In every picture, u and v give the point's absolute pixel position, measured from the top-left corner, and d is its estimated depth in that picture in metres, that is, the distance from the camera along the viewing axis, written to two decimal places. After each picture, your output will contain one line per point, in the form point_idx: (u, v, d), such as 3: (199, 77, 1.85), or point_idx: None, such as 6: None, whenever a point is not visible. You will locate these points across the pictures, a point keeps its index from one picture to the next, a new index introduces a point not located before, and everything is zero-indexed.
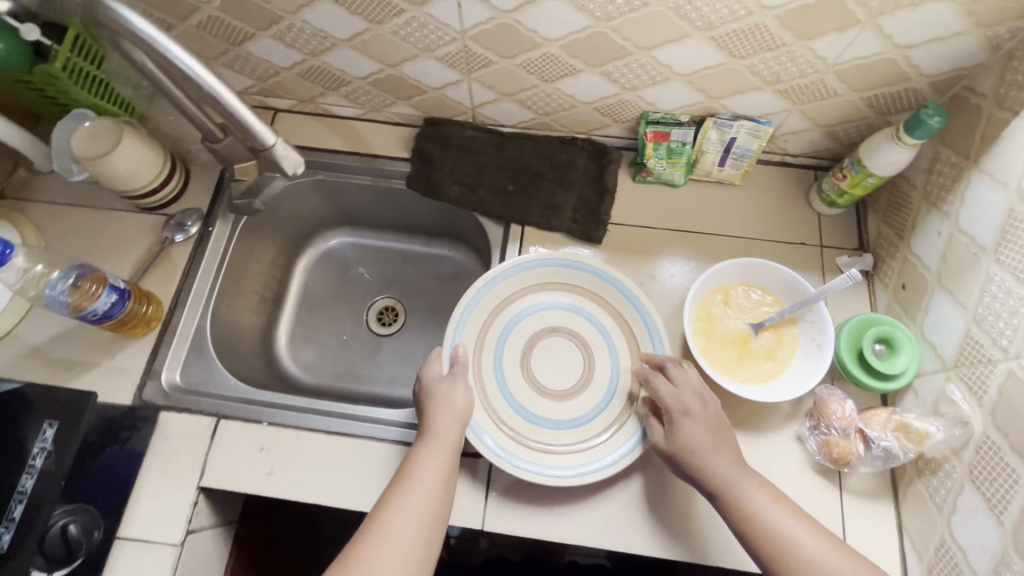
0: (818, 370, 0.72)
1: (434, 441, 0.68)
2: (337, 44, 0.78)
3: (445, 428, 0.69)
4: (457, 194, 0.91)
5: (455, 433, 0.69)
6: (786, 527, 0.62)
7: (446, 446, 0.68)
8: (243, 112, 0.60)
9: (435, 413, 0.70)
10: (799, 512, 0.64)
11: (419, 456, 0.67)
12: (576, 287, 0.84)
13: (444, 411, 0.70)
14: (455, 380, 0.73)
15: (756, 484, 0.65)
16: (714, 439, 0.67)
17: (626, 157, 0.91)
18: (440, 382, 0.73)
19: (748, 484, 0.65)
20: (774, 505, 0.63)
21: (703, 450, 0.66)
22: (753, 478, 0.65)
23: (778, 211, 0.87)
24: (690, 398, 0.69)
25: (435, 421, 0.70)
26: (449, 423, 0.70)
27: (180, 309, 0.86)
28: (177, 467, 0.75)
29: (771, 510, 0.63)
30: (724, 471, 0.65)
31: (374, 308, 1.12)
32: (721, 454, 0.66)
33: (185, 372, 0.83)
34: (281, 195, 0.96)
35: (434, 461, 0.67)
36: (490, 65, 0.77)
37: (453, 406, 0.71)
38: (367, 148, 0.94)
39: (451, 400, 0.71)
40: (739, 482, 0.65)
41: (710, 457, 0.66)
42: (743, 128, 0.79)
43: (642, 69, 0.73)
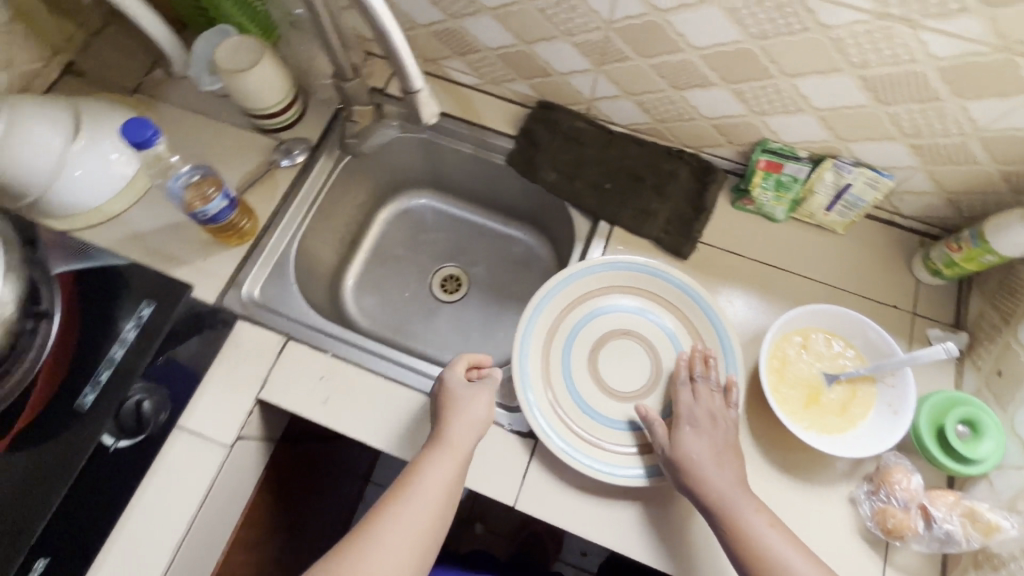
0: (892, 436, 0.70)
1: (446, 451, 0.68)
2: (481, 12, 0.80)
3: (460, 440, 0.69)
4: (554, 181, 0.92)
5: (468, 446, 0.69)
6: (782, 549, 0.61)
7: (457, 458, 0.68)
8: (404, 56, 0.59)
9: (453, 422, 0.70)
10: (795, 539, 0.63)
11: (429, 463, 0.68)
12: (658, 296, 0.84)
13: (462, 421, 0.70)
14: (477, 391, 0.73)
15: (756, 507, 0.64)
16: (714, 454, 0.67)
17: (729, 181, 0.90)
18: (462, 390, 0.73)
19: (747, 505, 0.64)
20: (770, 528, 0.62)
21: (703, 463, 0.66)
22: (753, 501, 0.64)
23: (875, 268, 0.85)
24: (705, 415, 0.70)
25: (451, 430, 0.70)
26: (464, 435, 0.70)
27: (272, 229, 0.89)
28: (241, 375, 0.78)
29: (768, 533, 0.62)
30: (722, 488, 0.64)
31: (439, 273, 1.14)
32: (720, 471, 0.65)
33: (263, 290, 0.86)
34: (384, 145, 0.99)
35: (442, 471, 0.67)
36: (625, 60, 0.77)
37: (472, 418, 0.71)
38: (476, 118, 0.96)
39: (470, 410, 0.72)
40: (735, 500, 0.64)
41: (709, 470, 0.65)
42: (862, 176, 0.77)
43: (778, 95, 0.73)
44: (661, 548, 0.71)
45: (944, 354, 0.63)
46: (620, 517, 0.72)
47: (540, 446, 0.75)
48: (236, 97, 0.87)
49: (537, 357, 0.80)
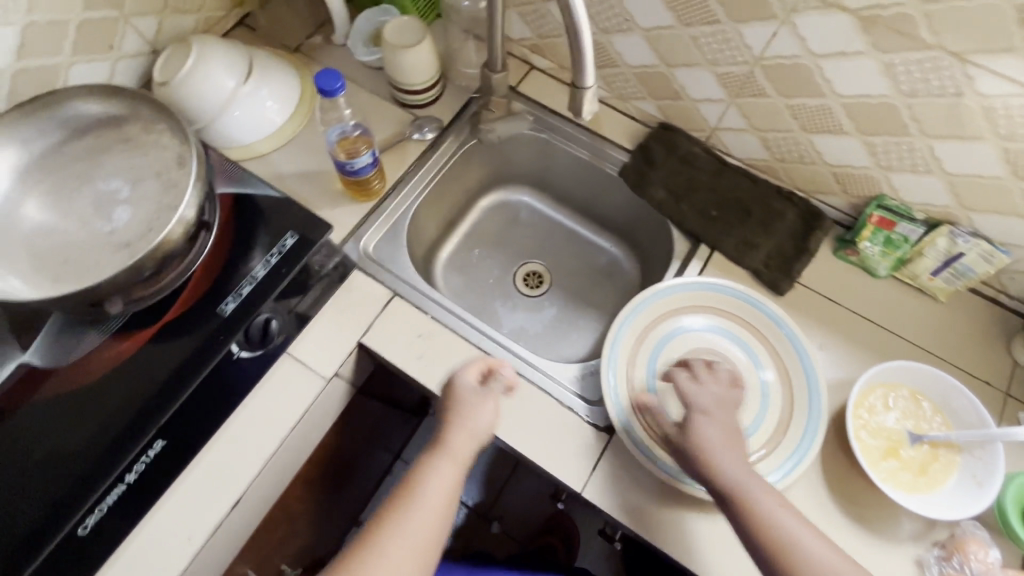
0: (974, 505, 0.69)
1: (445, 458, 0.69)
2: (633, 30, 0.86)
3: (462, 448, 0.70)
4: (661, 199, 0.96)
5: (469, 452, 0.70)
6: (800, 537, 0.61)
7: (457, 464, 0.69)
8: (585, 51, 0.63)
9: (455, 428, 0.71)
10: (813, 532, 0.62)
11: (429, 468, 0.68)
12: (749, 325, 0.86)
13: (463, 429, 0.71)
14: (482, 397, 0.74)
15: (768, 494, 0.64)
16: (721, 439, 0.69)
17: (834, 230, 0.92)
18: (467, 396, 0.74)
19: (758, 493, 0.64)
20: (789, 517, 0.62)
21: (715, 447, 0.68)
22: (766, 489, 0.65)
23: (972, 341, 0.84)
24: (707, 403, 0.72)
25: (450, 437, 0.71)
26: (466, 441, 0.71)
27: (395, 193, 0.96)
28: (347, 319, 0.84)
29: (787, 521, 0.62)
30: (731, 474, 0.65)
31: (524, 268, 1.19)
32: (729, 457, 0.67)
33: (377, 246, 0.93)
34: (505, 138, 1.06)
35: (441, 479, 0.67)
36: (762, 96, 0.81)
37: (476, 426, 0.72)
38: (597, 127, 1.02)
39: (473, 418, 0.72)
40: (747, 484, 0.65)
41: (718, 455, 0.67)
42: (978, 249, 0.78)
43: (910, 153, 0.75)
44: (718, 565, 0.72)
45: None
46: (683, 526, 0.74)
47: (614, 441, 0.78)
48: (391, 70, 0.95)
49: (624, 356, 0.84)
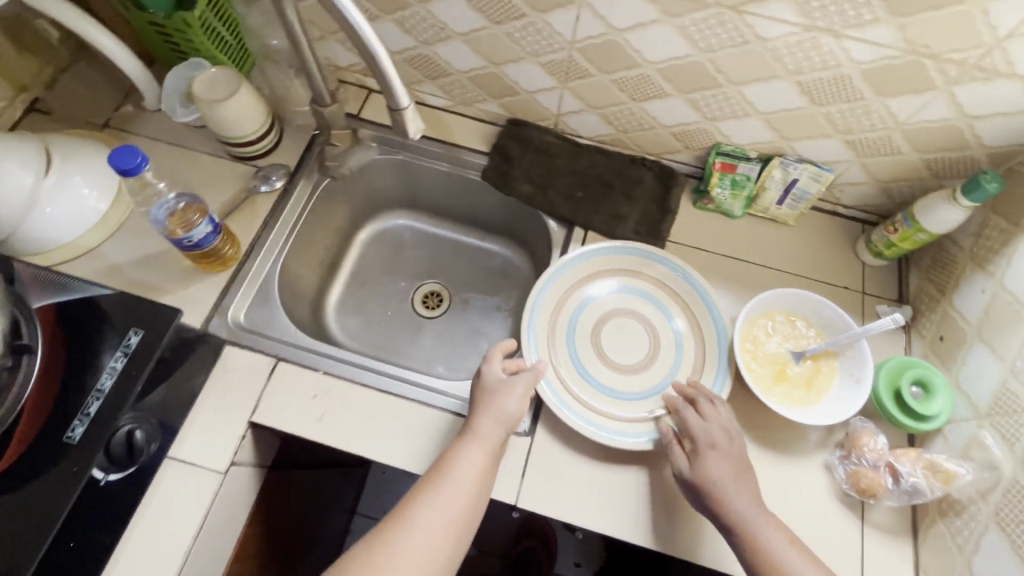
0: (856, 402, 0.76)
1: (474, 441, 0.71)
2: (451, 37, 0.86)
3: (489, 432, 0.72)
4: (528, 192, 0.97)
5: (497, 436, 0.72)
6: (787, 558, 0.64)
7: (486, 447, 0.71)
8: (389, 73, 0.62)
9: (482, 414, 0.73)
10: (801, 548, 0.66)
11: (459, 451, 0.70)
12: (659, 278, 0.90)
13: (490, 413, 0.73)
14: (509, 385, 0.75)
15: (767, 521, 0.67)
16: (731, 477, 0.69)
17: (689, 184, 0.97)
18: (496, 383, 0.75)
19: (754, 520, 0.66)
20: (778, 537, 0.65)
21: (724, 484, 0.68)
22: (764, 514, 0.67)
23: (825, 254, 0.93)
24: (721, 440, 0.71)
25: (478, 421, 0.72)
26: (493, 426, 0.72)
27: (255, 254, 0.90)
28: (232, 400, 0.78)
29: (776, 541, 0.65)
30: (735, 508, 0.67)
31: (421, 290, 1.16)
32: (737, 494, 0.68)
33: (248, 314, 0.87)
34: (363, 168, 1.02)
35: (472, 458, 0.69)
36: (588, 77, 0.84)
37: (502, 412, 0.73)
38: (450, 138, 1.01)
39: (500, 404, 0.74)
40: (755, 521, 0.66)
41: (726, 491, 0.68)
42: (806, 172, 0.86)
43: (726, 101, 0.80)
44: (659, 528, 0.74)
45: (893, 323, 0.69)
46: (619, 504, 0.75)
47: (536, 443, 0.78)
48: (213, 126, 0.89)
49: (544, 321, 0.87)
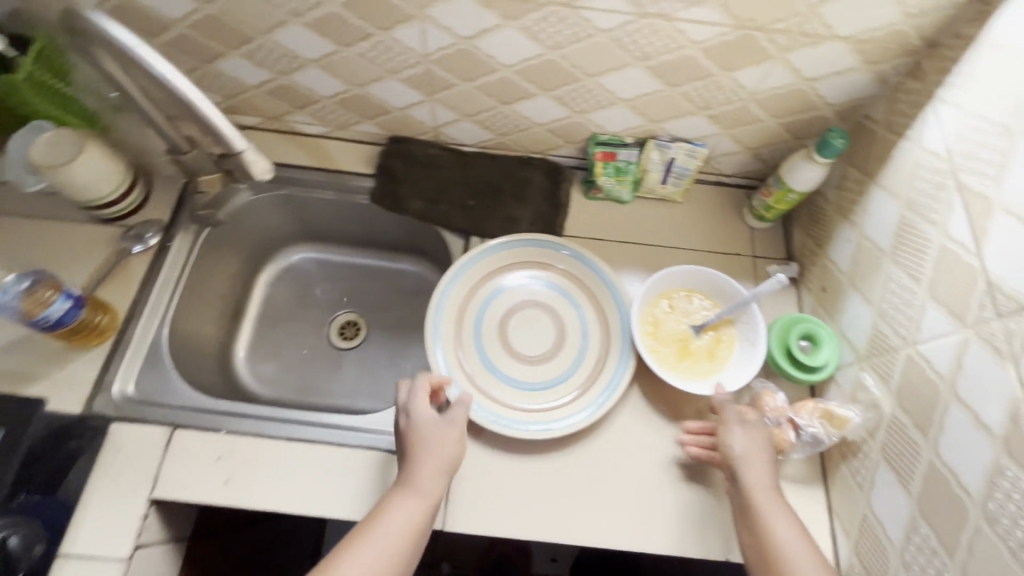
0: (752, 364, 0.79)
1: (411, 494, 0.66)
2: (305, 65, 0.83)
3: (428, 483, 0.67)
4: (420, 209, 0.96)
5: (436, 489, 0.67)
6: (794, 548, 0.62)
7: (423, 500, 0.66)
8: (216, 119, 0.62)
9: (421, 463, 0.68)
10: (808, 540, 0.64)
11: (393, 505, 0.65)
12: (557, 268, 0.91)
13: (431, 462, 0.68)
14: (448, 428, 0.71)
15: (784, 513, 0.65)
16: (767, 461, 0.70)
17: (578, 176, 0.98)
18: (434, 429, 0.70)
19: (772, 505, 0.66)
20: (791, 527, 0.64)
21: (761, 455, 0.70)
22: (782, 504, 0.67)
23: (715, 225, 0.96)
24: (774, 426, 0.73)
25: (418, 472, 0.67)
26: (434, 478, 0.68)
27: (136, 319, 0.85)
28: (128, 480, 0.74)
29: (786, 531, 0.64)
30: (759, 486, 0.67)
31: (335, 322, 1.12)
32: (767, 476, 0.68)
33: (138, 384, 0.82)
34: (243, 209, 0.98)
35: (408, 514, 0.65)
36: (451, 87, 0.83)
37: (443, 461, 0.68)
38: (332, 165, 0.98)
39: (441, 452, 0.69)
40: (777, 506, 0.66)
41: (758, 468, 0.68)
42: (681, 150, 0.87)
43: (589, 93, 0.81)
44: (579, 523, 0.74)
45: (776, 284, 0.71)
46: (536, 508, 0.75)
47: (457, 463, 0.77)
48: (64, 191, 0.83)
49: (450, 320, 0.86)
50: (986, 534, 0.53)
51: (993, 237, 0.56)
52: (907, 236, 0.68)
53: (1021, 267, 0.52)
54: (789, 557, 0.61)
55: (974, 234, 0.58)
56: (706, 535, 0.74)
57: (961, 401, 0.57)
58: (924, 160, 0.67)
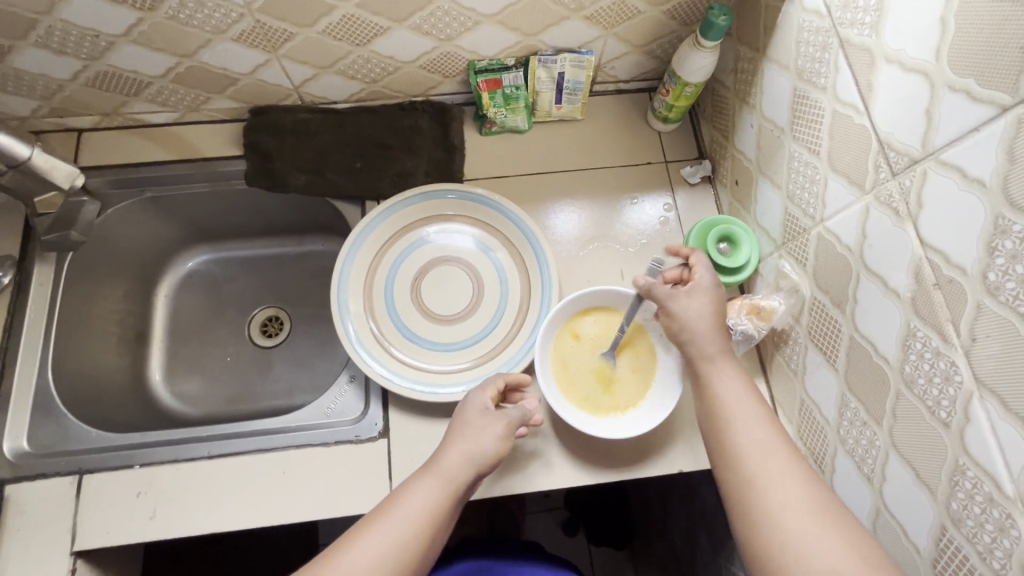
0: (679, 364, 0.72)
1: (434, 476, 0.61)
2: (114, 42, 0.71)
3: (453, 469, 0.62)
4: (304, 183, 0.87)
5: (460, 476, 0.61)
6: (738, 407, 0.60)
7: (447, 487, 0.61)
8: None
9: (452, 446, 0.64)
10: (755, 397, 0.61)
11: (415, 487, 0.61)
12: (448, 216, 0.85)
13: (462, 446, 0.63)
14: (491, 418, 0.66)
15: (729, 370, 0.62)
16: (712, 321, 0.64)
17: (468, 113, 0.90)
18: (475, 415, 0.66)
19: (717, 366, 0.63)
20: (738, 389, 0.61)
21: (701, 320, 0.64)
22: (729, 361, 0.63)
23: (622, 136, 0.90)
24: (713, 284, 0.66)
25: (445, 456, 0.63)
26: (461, 463, 0.62)
27: (11, 368, 0.78)
28: (43, 538, 0.69)
29: (730, 389, 0.61)
30: (709, 349, 0.63)
31: (254, 321, 1.03)
32: (713, 337, 0.64)
33: (33, 437, 0.75)
34: (106, 223, 0.87)
35: (427, 498, 0.60)
36: (292, 37, 0.73)
37: (473, 448, 0.63)
38: (194, 154, 0.87)
39: (473, 439, 0.64)
40: (718, 367, 0.62)
41: (700, 329, 0.64)
42: (566, 61, 0.80)
43: (447, 16, 0.72)
44: (526, 471, 0.72)
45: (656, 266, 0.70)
46: None
47: (394, 439, 0.74)
48: None
49: (357, 296, 0.80)
50: (905, 397, 0.52)
51: (878, 92, 0.52)
52: (801, 109, 0.64)
53: (905, 118, 0.49)
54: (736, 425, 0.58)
55: (861, 92, 0.54)
56: (655, 452, 0.73)
57: (869, 270, 0.55)
58: (806, 22, 0.61)
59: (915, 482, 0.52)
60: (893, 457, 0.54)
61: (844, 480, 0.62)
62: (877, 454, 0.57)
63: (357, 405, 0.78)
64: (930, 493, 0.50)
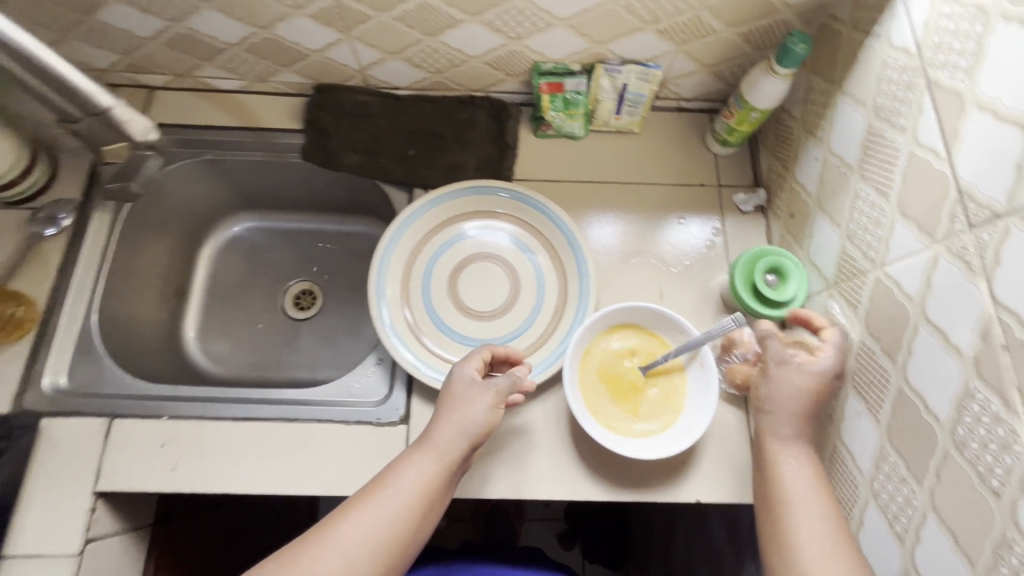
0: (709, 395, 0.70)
1: (426, 451, 0.61)
2: (199, 7, 0.74)
3: (445, 443, 0.62)
4: (356, 163, 0.88)
5: (454, 449, 0.62)
6: (804, 494, 0.57)
7: (438, 461, 0.61)
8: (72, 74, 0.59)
9: (443, 422, 0.63)
10: (825, 488, 0.58)
11: (407, 462, 0.61)
12: (492, 214, 0.85)
13: (453, 420, 0.63)
14: (482, 390, 0.65)
15: (801, 456, 0.60)
16: (804, 405, 0.61)
17: (525, 113, 0.90)
18: (463, 387, 0.65)
19: (787, 451, 0.60)
20: (805, 472, 0.58)
21: (795, 401, 0.61)
22: (801, 449, 0.60)
23: (678, 154, 0.88)
24: (830, 371, 0.62)
25: (435, 431, 0.63)
26: (454, 437, 0.62)
27: (60, 308, 0.80)
28: (69, 475, 0.71)
29: (797, 476, 0.58)
30: (784, 429, 0.61)
31: (288, 293, 1.04)
32: (792, 421, 0.61)
33: (71, 375, 0.78)
34: (163, 178, 0.90)
35: (419, 473, 0.60)
36: (367, 20, 0.74)
37: (466, 421, 0.63)
38: (255, 123, 0.89)
39: (465, 413, 0.64)
40: (787, 453, 0.60)
41: (785, 405, 0.61)
42: (631, 73, 0.79)
43: (521, 16, 0.73)
44: (540, 477, 0.71)
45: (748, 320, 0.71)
46: (495, 465, 0.72)
47: (413, 427, 0.75)
48: None
49: (395, 281, 0.81)
50: (954, 459, 0.49)
51: (964, 139, 0.50)
52: (874, 147, 0.62)
53: (992, 170, 0.47)
54: (794, 501, 0.56)
55: (946, 138, 0.52)
56: (673, 478, 0.72)
57: (931, 323, 0.52)
58: (892, 59, 0.59)
59: (953, 549, 0.49)
60: (931, 519, 0.52)
61: (872, 536, 0.60)
62: (913, 513, 0.54)
63: (380, 389, 0.79)
64: (969, 563, 0.48)
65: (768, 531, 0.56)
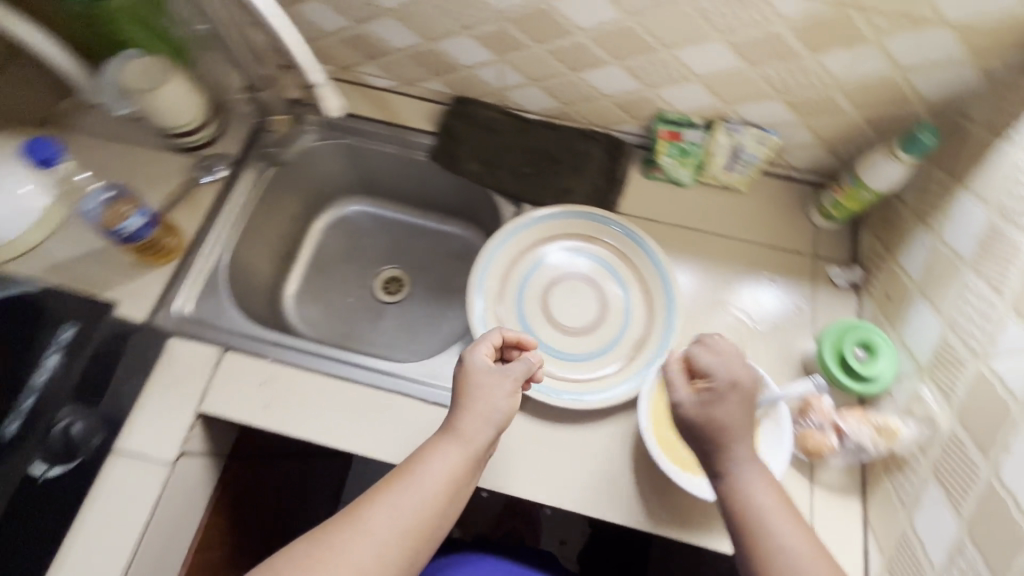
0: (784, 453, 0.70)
1: (452, 441, 0.62)
2: (383, 15, 0.85)
3: (470, 433, 0.63)
4: (477, 170, 0.95)
5: (478, 440, 0.63)
6: (769, 512, 0.56)
7: (465, 450, 0.62)
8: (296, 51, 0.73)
9: (467, 412, 0.64)
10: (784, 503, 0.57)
11: (434, 451, 0.62)
12: (589, 240, 0.90)
13: (478, 412, 0.64)
14: (499, 376, 0.67)
15: (759, 474, 0.58)
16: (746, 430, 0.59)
17: (638, 155, 0.96)
18: (483, 376, 0.66)
19: (749, 472, 0.58)
20: (766, 491, 0.57)
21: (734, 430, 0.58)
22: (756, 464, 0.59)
23: (779, 219, 0.91)
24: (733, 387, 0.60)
25: (460, 421, 0.63)
26: (479, 428, 0.63)
27: (200, 244, 0.90)
28: (180, 391, 0.79)
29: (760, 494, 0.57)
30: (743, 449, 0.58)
31: (380, 276, 1.13)
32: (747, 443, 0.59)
33: (195, 306, 0.87)
34: (306, 152, 1.01)
35: (447, 463, 0.61)
36: (523, 48, 0.84)
37: (488, 411, 0.64)
38: (396, 119, 1.00)
39: (488, 403, 0.65)
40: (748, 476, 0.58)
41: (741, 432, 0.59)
42: (750, 135, 0.84)
43: (662, 67, 0.80)
44: (597, 495, 0.73)
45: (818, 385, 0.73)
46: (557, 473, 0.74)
47: None
48: (146, 115, 0.89)
49: (494, 282, 0.87)
50: None
51: None
52: (992, 243, 0.63)
53: None
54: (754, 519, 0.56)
55: None
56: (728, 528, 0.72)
57: None
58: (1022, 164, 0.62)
59: None
60: None
61: None
62: None
63: None
64: None
65: (753, 562, 0.54)
